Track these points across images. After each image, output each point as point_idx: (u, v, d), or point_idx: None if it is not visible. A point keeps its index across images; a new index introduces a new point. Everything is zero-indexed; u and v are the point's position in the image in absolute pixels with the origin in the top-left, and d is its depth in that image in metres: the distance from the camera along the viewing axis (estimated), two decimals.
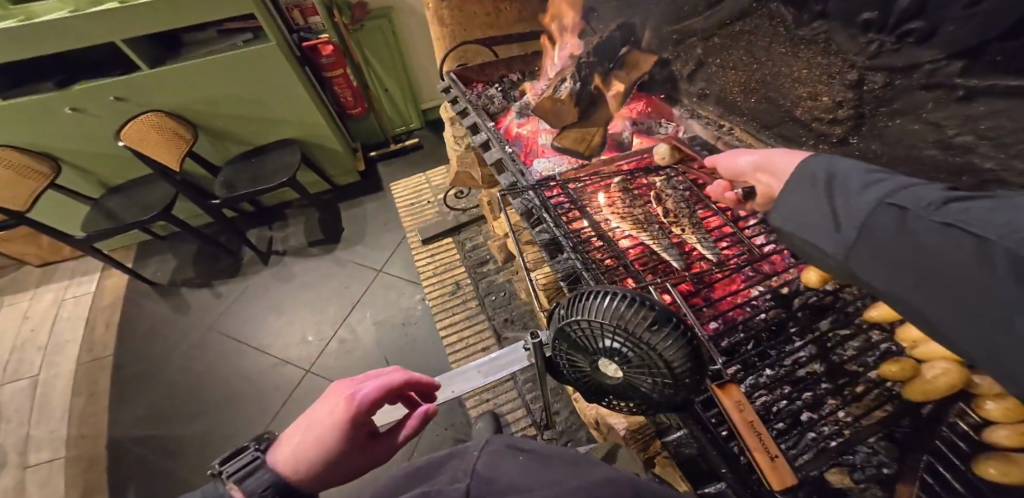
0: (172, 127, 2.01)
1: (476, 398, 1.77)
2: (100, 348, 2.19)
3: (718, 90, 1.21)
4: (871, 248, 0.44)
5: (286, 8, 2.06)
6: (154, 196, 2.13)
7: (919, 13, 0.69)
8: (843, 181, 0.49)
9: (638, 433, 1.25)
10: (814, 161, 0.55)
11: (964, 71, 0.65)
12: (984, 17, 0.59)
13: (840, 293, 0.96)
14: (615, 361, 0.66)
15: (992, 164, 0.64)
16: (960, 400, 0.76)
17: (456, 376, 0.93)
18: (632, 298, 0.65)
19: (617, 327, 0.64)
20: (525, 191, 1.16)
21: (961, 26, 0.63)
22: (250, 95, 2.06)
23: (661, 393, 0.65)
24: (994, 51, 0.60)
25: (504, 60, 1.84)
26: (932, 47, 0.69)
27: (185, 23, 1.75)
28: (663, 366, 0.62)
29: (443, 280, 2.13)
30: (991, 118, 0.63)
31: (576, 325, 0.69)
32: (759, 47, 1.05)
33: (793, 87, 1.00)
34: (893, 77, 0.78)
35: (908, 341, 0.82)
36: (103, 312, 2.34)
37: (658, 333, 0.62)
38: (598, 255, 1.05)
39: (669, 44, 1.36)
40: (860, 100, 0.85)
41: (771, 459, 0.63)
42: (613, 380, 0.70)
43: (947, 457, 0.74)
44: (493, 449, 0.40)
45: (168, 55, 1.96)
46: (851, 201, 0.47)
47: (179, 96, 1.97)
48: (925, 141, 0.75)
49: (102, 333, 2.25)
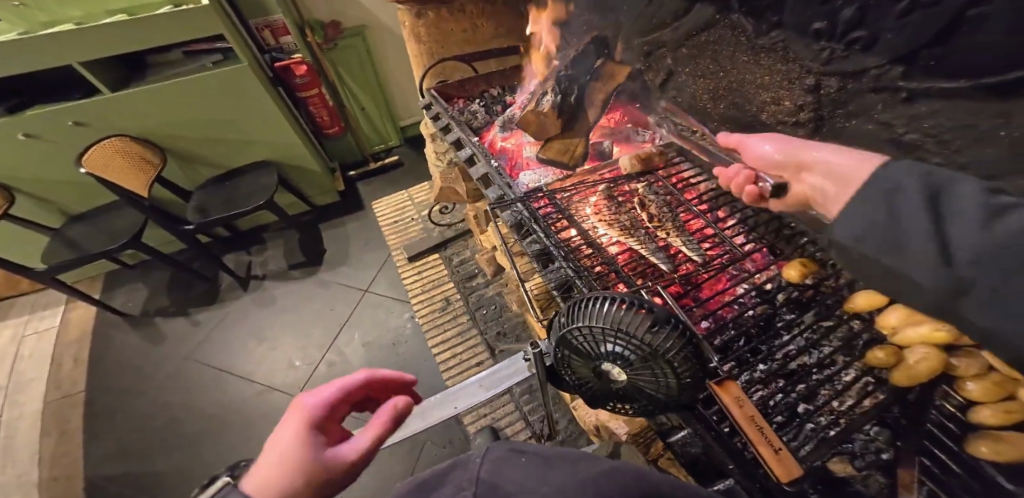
0: (138, 151, 1.95)
1: (473, 414, 1.73)
2: (68, 384, 2.06)
3: (689, 98, 1.25)
4: (1002, 295, 0.30)
5: (255, 27, 2.02)
6: (121, 223, 2.05)
7: (860, 24, 0.75)
8: (947, 196, 0.35)
9: (639, 436, 1.27)
10: (892, 165, 0.40)
11: (904, 76, 0.72)
12: (914, 27, 0.66)
13: (819, 287, 0.98)
14: (618, 365, 0.66)
15: (939, 159, 0.72)
16: (943, 383, 0.81)
17: (459, 391, 0.90)
18: (628, 301, 0.65)
19: (618, 331, 0.64)
20: (513, 203, 1.17)
21: (896, 35, 0.70)
22: (217, 116, 2.02)
23: (665, 392, 0.65)
24: (927, 58, 0.67)
25: (483, 76, 1.87)
26: (875, 54, 0.75)
27: (156, 43, 1.71)
28: (665, 367, 0.62)
29: (431, 296, 2.09)
30: (932, 118, 0.71)
31: (577, 332, 0.68)
32: (724, 56, 1.08)
33: (758, 93, 1.03)
34: (846, 81, 0.82)
35: (887, 328, 0.83)
36: (70, 347, 2.21)
37: (658, 331, 0.62)
38: (588, 263, 1.05)
39: (641, 56, 1.40)
40: (819, 103, 0.89)
41: (775, 452, 0.65)
42: (617, 384, 0.69)
43: (941, 439, 0.80)
44: (497, 450, 0.39)
45: (131, 76, 1.93)
46: (963, 227, 0.33)
47: (142, 120, 1.92)
48: (881, 140, 0.81)
49: (70, 368, 2.11)
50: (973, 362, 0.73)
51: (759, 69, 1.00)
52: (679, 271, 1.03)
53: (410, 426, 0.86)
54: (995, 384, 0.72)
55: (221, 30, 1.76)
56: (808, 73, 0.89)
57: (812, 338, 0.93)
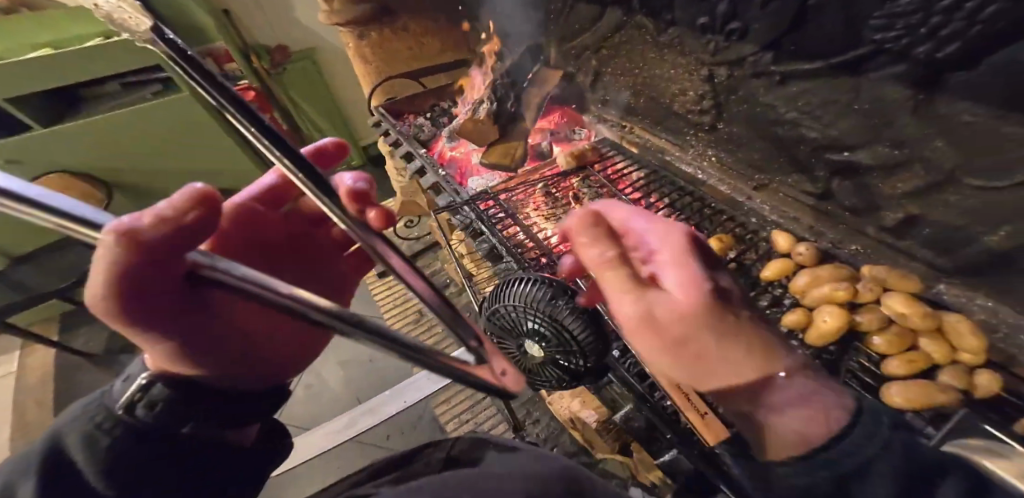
0: (82, 187, 1.89)
1: (455, 422, 1.61)
2: (34, 428, 1.95)
3: (615, 96, 1.37)
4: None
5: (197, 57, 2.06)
6: (74, 261, 2.00)
7: (734, 17, 0.85)
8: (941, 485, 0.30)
9: (608, 424, 1.17)
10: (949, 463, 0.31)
11: (775, 61, 0.84)
12: (774, 17, 0.78)
13: (743, 259, 1.00)
14: (538, 344, 0.62)
15: (817, 134, 0.84)
16: (855, 341, 0.82)
17: (407, 387, 0.91)
18: (543, 280, 0.63)
19: (529, 308, 0.61)
20: (459, 207, 1.20)
21: (763, 23, 0.80)
22: (154, 145, 2.00)
23: (579, 371, 0.62)
24: (788, 43, 0.79)
25: (433, 90, 1.93)
26: (749, 43, 0.86)
27: (92, 73, 1.76)
28: (571, 339, 0.59)
29: (403, 310, 2.04)
30: (803, 97, 0.82)
31: (498, 310, 0.65)
32: (637, 53, 1.19)
33: (667, 86, 1.14)
34: (732, 69, 0.93)
35: (797, 292, 0.88)
36: (32, 391, 2.10)
37: (567, 305, 0.59)
38: (531, 254, 1.08)
39: (570, 60, 1.48)
40: (715, 91, 1.00)
41: (702, 417, 0.67)
42: (535, 364, 0.65)
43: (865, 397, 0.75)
44: (474, 441, 0.52)
45: (67, 112, 1.94)
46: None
47: (79, 154, 1.88)
48: (769, 121, 0.92)
49: (34, 413, 2.01)
50: (874, 316, 0.78)
51: (666, 64, 1.10)
52: None
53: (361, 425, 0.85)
54: (898, 336, 0.75)
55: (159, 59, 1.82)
56: (702, 64, 1.00)
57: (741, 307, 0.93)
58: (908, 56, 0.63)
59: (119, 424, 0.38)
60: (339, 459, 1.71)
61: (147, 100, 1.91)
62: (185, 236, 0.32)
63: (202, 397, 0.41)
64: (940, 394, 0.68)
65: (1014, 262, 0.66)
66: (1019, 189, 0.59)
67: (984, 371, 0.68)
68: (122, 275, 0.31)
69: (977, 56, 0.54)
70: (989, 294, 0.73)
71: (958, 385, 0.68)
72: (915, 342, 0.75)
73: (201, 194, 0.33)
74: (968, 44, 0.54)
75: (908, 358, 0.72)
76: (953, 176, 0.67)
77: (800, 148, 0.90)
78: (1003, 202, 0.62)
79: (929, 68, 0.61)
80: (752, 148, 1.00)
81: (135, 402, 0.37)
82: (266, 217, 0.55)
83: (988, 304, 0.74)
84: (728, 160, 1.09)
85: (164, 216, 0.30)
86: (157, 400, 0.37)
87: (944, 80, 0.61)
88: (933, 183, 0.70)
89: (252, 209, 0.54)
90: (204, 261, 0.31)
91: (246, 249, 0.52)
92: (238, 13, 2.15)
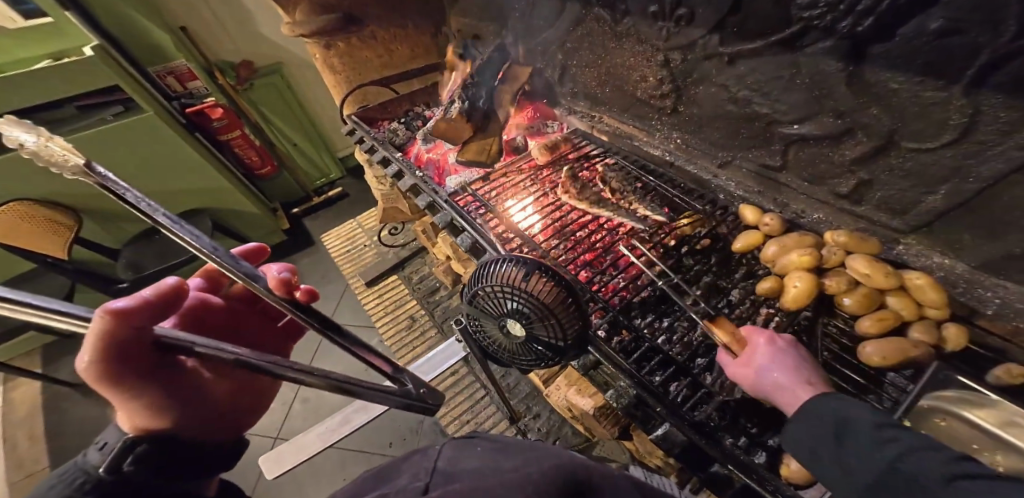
0: (45, 214, 1.80)
1: (455, 422, 1.63)
2: (25, 463, 1.84)
3: (582, 88, 1.42)
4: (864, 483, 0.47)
5: (157, 75, 2.01)
6: (47, 290, 1.94)
7: (681, 3, 0.92)
8: (854, 426, 0.50)
9: (606, 409, 1.18)
10: (820, 399, 0.55)
11: (721, 42, 0.89)
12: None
13: (715, 232, 1.06)
14: (518, 321, 0.64)
15: (768, 111, 0.89)
16: (828, 303, 0.86)
17: None
18: (515, 259, 0.65)
19: (508, 287, 0.63)
20: (441, 206, 1.25)
21: (706, 7, 0.87)
22: (120, 171, 1.97)
23: (561, 340, 0.63)
24: (732, 24, 0.85)
25: (406, 96, 1.94)
26: (697, 27, 0.92)
27: (43, 97, 1.68)
28: (544, 309, 0.61)
29: (396, 316, 2.04)
30: (750, 75, 0.88)
31: (479, 292, 0.67)
32: (599, 45, 1.25)
33: (630, 73, 1.20)
34: (685, 54, 0.99)
35: (769, 261, 0.93)
36: (21, 426, 1.98)
37: (545, 280, 0.62)
38: (512, 245, 1.11)
39: (538, 56, 1.53)
40: (673, 76, 1.06)
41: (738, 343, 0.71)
42: (518, 339, 0.67)
43: (847, 359, 0.80)
44: (456, 446, 0.49)
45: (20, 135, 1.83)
46: (863, 456, 0.48)
47: (45, 178, 1.84)
48: (724, 100, 0.97)
49: (26, 448, 1.89)
50: (841, 278, 0.81)
51: (627, 52, 1.16)
52: (589, 240, 1.12)
53: (356, 422, 0.83)
54: (865, 295, 0.79)
55: (116, 79, 1.77)
56: (658, 50, 1.06)
57: (714, 279, 0.98)
58: (833, 31, 0.69)
59: (94, 482, 0.37)
60: (344, 471, 1.69)
61: (106, 123, 1.85)
62: (159, 310, 0.41)
63: (177, 452, 0.43)
64: (913, 349, 0.71)
65: (955, 217, 0.71)
66: (947, 148, 0.64)
67: (951, 325, 0.72)
68: (113, 343, 0.38)
69: (891, 29, 0.61)
70: (942, 251, 0.77)
71: (928, 340, 0.72)
72: (883, 300, 0.80)
73: (178, 281, 0.44)
74: (879, 18, 0.62)
75: (877, 316, 0.77)
76: (895, 137, 0.71)
77: (755, 125, 0.95)
78: (936, 162, 0.68)
79: (853, 41, 0.67)
80: (714, 128, 1.05)
81: (120, 460, 0.38)
82: (224, 307, 0.62)
83: (944, 262, 0.77)
84: (692, 141, 1.14)
85: (151, 296, 0.41)
86: (144, 451, 0.39)
87: (866, 53, 0.67)
88: (876, 148, 0.75)
89: (206, 299, 0.60)
90: (183, 341, 0.42)
91: (206, 333, 0.59)
92: (196, 30, 2.10)
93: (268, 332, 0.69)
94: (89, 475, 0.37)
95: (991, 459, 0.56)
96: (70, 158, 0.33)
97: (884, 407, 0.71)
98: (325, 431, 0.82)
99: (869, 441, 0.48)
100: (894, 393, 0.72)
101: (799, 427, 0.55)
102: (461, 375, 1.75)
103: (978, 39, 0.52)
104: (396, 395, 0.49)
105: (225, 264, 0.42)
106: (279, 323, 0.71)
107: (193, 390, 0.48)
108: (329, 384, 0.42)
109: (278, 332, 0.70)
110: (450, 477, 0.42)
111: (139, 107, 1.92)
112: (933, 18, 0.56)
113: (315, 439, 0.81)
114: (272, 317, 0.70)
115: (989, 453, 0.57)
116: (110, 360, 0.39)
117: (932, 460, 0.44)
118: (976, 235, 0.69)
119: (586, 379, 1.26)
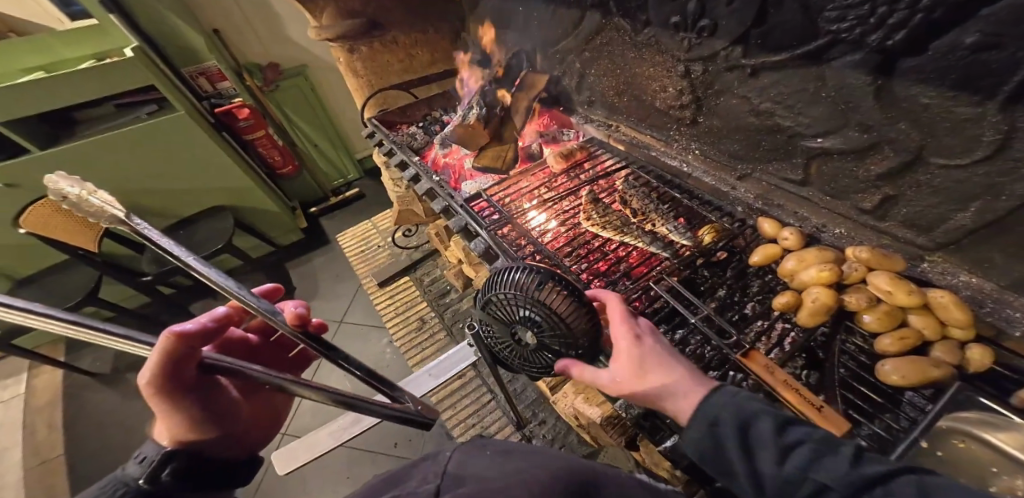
0: None
1: (461, 425, 1.62)
2: (44, 449, 1.89)
3: (600, 96, 1.43)
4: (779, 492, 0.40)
5: (189, 76, 2.10)
6: (76, 281, 2.01)
7: (703, 14, 0.92)
8: (753, 427, 0.44)
9: (614, 419, 1.15)
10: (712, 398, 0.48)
11: (745, 54, 0.89)
12: (741, 10, 0.83)
13: (732, 245, 1.04)
14: (531, 329, 0.64)
15: (791, 123, 0.88)
16: (847, 319, 0.84)
17: (409, 382, 0.94)
18: (528, 268, 0.66)
19: (520, 297, 0.64)
20: (456, 211, 1.27)
21: (730, 18, 0.86)
22: (155, 170, 2.05)
23: (576, 350, 0.63)
24: (756, 36, 0.84)
25: (424, 100, 1.98)
26: (720, 39, 0.92)
27: (84, 96, 1.74)
28: (558, 319, 0.61)
29: (407, 317, 2.05)
30: (774, 87, 0.87)
31: (493, 299, 0.67)
32: (617, 55, 1.25)
33: (648, 84, 1.21)
34: (706, 64, 0.99)
35: (786, 275, 0.90)
36: (44, 411, 2.04)
37: (558, 289, 0.62)
38: (525, 250, 1.11)
39: (555, 64, 1.55)
40: (693, 87, 1.06)
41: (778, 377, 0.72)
42: (532, 348, 0.68)
43: (867, 378, 0.77)
44: (464, 449, 0.48)
45: (60, 132, 1.91)
46: (769, 461, 0.41)
47: (83, 173, 1.92)
48: (745, 111, 0.97)
49: (45, 434, 1.95)
50: (861, 295, 0.79)
51: (646, 62, 1.16)
52: (601, 249, 1.12)
53: (366, 422, 0.84)
54: (886, 312, 0.76)
55: (152, 79, 1.84)
56: (678, 61, 1.06)
57: (730, 293, 0.96)
58: (862, 44, 0.68)
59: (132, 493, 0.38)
60: (349, 471, 1.70)
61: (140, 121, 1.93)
62: (209, 334, 0.46)
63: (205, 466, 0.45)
64: (934, 369, 0.69)
65: (988, 236, 0.68)
66: (980, 165, 0.63)
67: (975, 346, 0.70)
68: (172, 359, 0.43)
69: (923, 45, 0.60)
70: (970, 270, 0.75)
71: (950, 360, 0.70)
72: (904, 318, 0.77)
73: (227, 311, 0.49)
74: (912, 32, 0.60)
75: (897, 335, 0.74)
76: (925, 152, 0.69)
77: (776, 138, 0.94)
78: (968, 179, 0.66)
79: (885, 55, 0.66)
80: (734, 140, 1.04)
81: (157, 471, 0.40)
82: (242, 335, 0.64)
83: (971, 281, 0.75)
84: (709, 151, 1.14)
85: (207, 323, 0.45)
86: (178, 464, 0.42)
87: (896, 66, 0.66)
88: (904, 164, 0.73)
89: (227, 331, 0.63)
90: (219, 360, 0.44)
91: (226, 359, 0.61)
92: (228, 33, 2.19)
93: (279, 360, 0.70)
94: (130, 487, 0.39)
95: (1009, 483, 0.53)
96: (107, 209, 0.37)
97: (901, 425, 0.69)
98: (335, 429, 0.83)
99: (774, 452, 0.41)
100: (912, 413, 0.70)
101: (692, 434, 0.47)
102: (468, 379, 1.75)
103: (1018, 54, 0.51)
104: (399, 412, 0.51)
105: (248, 302, 0.44)
106: (291, 354, 0.72)
107: (222, 407, 0.50)
108: (344, 402, 0.44)
109: (287, 361, 0.71)
110: (460, 482, 0.42)
111: (172, 107, 2.00)
112: (969, 32, 0.54)
113: (324, 438, 0.82)
114: (285, 348, 0.72)
115: (1007, 476, 0.54)
116: (164, 375, 0.43)
117: (836, 465, 0.37)
118: (1005, 253, 0.68)
119: (595, 388, 1.25)
